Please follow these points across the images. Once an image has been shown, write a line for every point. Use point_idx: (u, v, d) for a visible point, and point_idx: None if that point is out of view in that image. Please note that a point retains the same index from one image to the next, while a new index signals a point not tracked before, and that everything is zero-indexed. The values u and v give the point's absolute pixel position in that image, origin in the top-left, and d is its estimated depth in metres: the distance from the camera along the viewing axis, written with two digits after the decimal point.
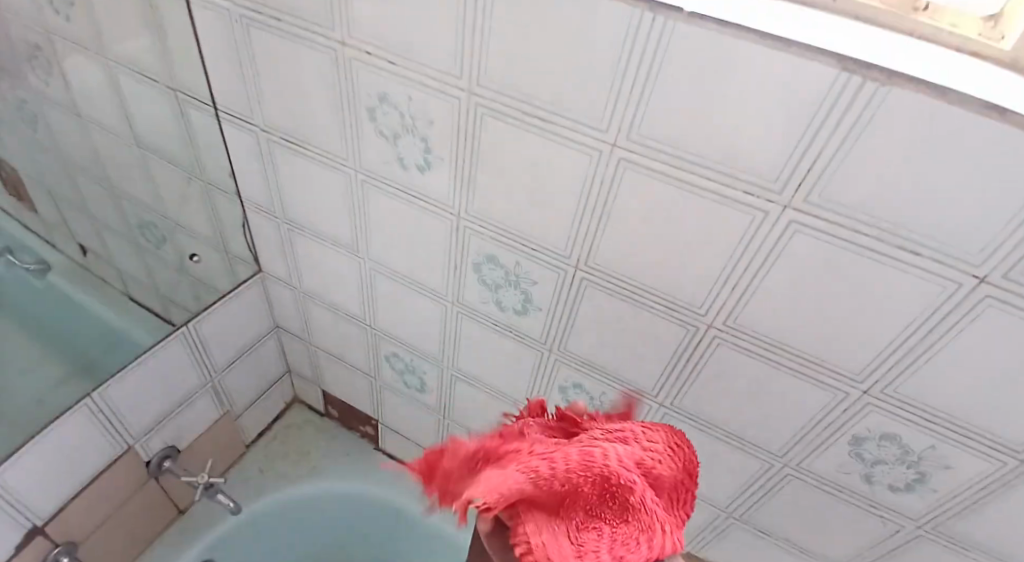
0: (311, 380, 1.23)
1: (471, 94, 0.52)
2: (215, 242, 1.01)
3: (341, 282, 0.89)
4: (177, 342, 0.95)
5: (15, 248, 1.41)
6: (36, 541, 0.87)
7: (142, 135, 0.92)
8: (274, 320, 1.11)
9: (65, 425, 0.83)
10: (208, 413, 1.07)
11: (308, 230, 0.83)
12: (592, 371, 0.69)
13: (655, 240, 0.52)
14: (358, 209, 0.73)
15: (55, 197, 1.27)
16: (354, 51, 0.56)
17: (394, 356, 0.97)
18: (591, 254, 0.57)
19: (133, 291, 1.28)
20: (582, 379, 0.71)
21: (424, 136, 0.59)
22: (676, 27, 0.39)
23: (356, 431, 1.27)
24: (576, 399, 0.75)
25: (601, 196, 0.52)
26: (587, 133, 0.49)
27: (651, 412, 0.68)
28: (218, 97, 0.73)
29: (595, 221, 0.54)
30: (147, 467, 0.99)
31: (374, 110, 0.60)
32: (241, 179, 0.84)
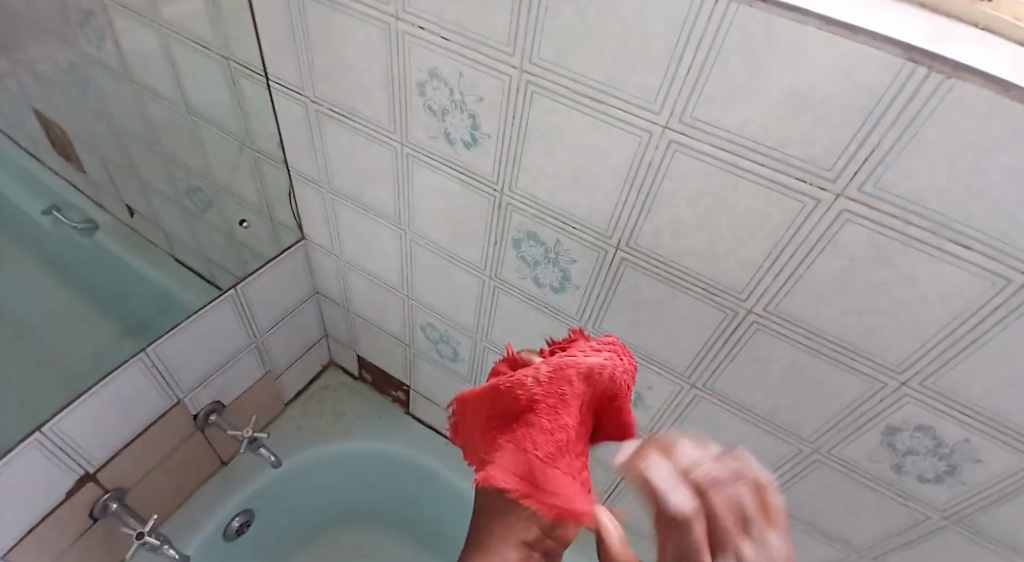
0: (346, 344, 1.27)
1: (523, 72, 0.52)
2: (260, 208, 1.05)
3: (381, 251, 0.91)
4: (225, 304, 0.99)
5: (65, 206, 1.47)
6: (87, 488, 0.90)
7: (193, 102, 0.94)
8: (314, 286, 1.15)
9: (122, 378, 0.88)
10: (250, 373, 1.12)
11: (352, 200, 0.86)
12: None
13: (700, 224, 0.52)
14: (402, 182, 0.75)
15: (105, 160, 1.31)
16: (407, 26, 0.57)
17: (429, 325, 0.99)
18: (633, 234, 0.58)
19: (178, 252, 1.33)
20: None
21: (472, 112, 0.60)
22: (738, 11, 0.39)
23: (387, 395, 1.31)
24: None
25: (649, 179, 0.52)
26: (638, 116, 0.49)
27: (683, 392, 0.70)
28: (269, 68, 0.75)
29: (640, 203, 0.55)
30: (194, 420, 1.04)
31: (423, 85, 0.61)
32: (288, 148, 0.86)
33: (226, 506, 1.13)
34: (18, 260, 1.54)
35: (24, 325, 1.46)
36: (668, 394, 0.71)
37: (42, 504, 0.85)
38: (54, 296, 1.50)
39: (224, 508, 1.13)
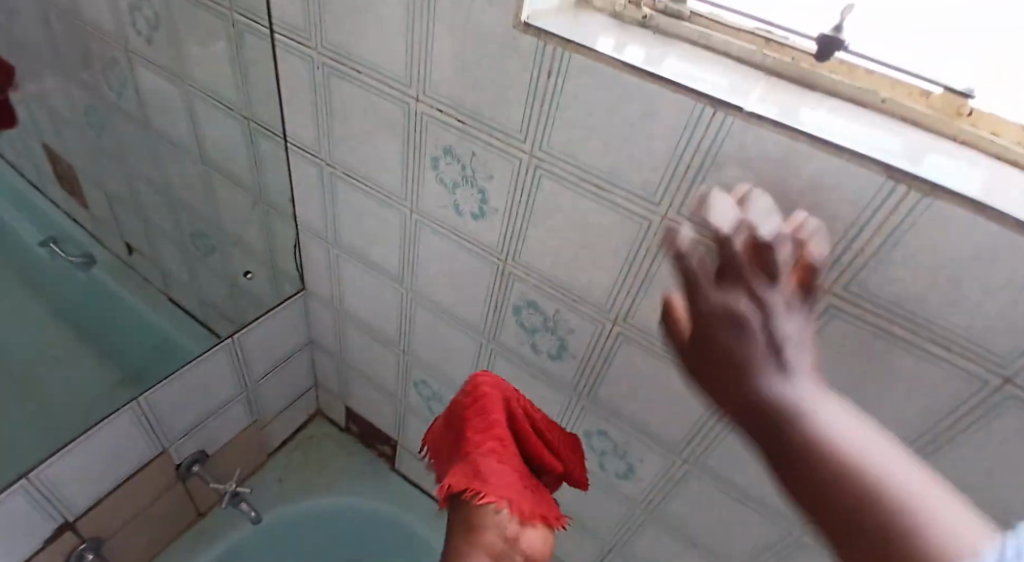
0: (336, 395, 1.27)
1: (532, 157, 0.56)
2: (263, 257, 1.07)
3: (380, 307, 0.93)
4: (221, 352, 0.99)
5: (62, 238, 1.48)
6: (64, 536, 0.89)
7: (209, 154, 0.98)
8: (310, 335, 1.16)
9: (113, 426, 0.86)
10: (238, 421, 1.11)
11: (356, 257, 0.88)
12: (618, 420, 0.72)
13: None
14: (408, 245, 0.78)
15: (110, 198, 1.34)
16: (426, 107, 0.61)
17: (422, 383, 1.00)
18: (631, 312, 0.60)
19: (176, 293, 1.34)
20: (608, 427, 0.74)
21: (482, 187, 0.63)
22: (734, 123, 0.43)
23: (374, 449, 1.30)
24: (600, 445, 0.77)
25: (647, 262, 0.55)
26: (641, 205, 0.52)
27: (674, 467, 0.71)
28: (289, 131, 0.79)
29: (639, 284, 0.57)
30: (177, 469, 1.02)
31: (437, 160, 0.64)
32: (298, 204, 0.89)
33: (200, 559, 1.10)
34: (8, 290, 1.54)
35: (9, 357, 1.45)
36: (659, 468, 0.72)
37: (16, 552, 0.83)
38: (43, 329, 1.50)
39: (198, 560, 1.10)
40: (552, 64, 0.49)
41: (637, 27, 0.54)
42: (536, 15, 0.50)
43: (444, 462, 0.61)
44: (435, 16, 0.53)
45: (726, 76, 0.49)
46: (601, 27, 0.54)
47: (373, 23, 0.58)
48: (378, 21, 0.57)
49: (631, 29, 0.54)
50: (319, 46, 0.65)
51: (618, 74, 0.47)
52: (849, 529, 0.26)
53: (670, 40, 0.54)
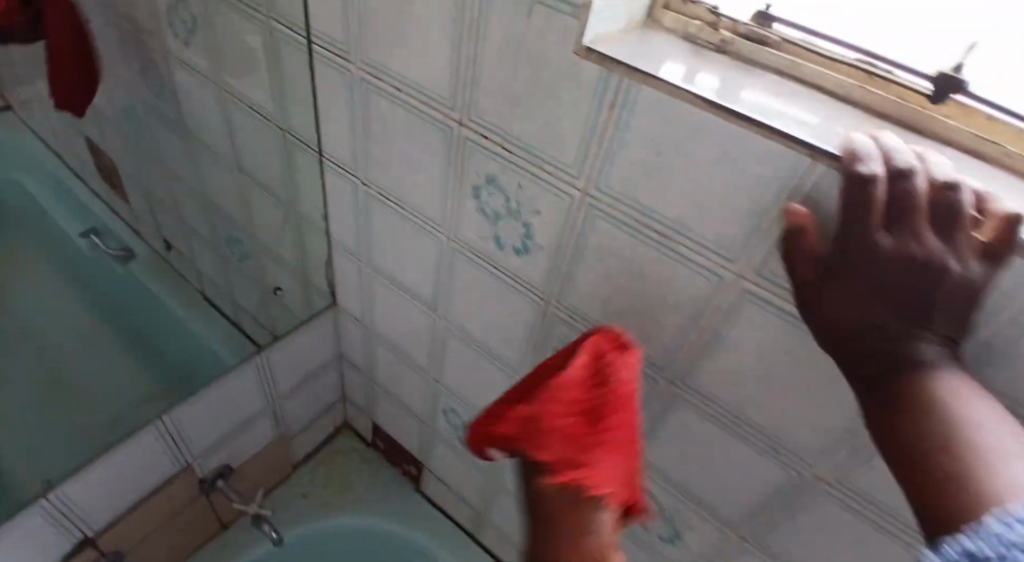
0: (363, 410, 1.23)
1: (585, 195, 0.50)
2: (296, 269, 1.04)
3: (412, 332, 0.89)
4: (248, 369, 0.96)
5: (104, 232, 1.49)
6: (84, 552, 0.87)
7: (245, 164, 0.95)
8: (339, 349, 1.12)
9: (135, 445, 0.84)
10: (263, 436, 1.09)
11: (389, 279, 0.83)
12: (665, 482, 0.65)
13: (770, 381, 0.48)
14: (443, 274, 0.73)
15: (149, 197, 1.33)
16: (470, 131, 0.55)
17: (452, 411, 0.95)
18: (691, 374, 0.53)
19: (211, 293, 1.33)
20: (653, 487, 0.67)
21: (528, 222, 0.57)
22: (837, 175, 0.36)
23: (398, 467, 1.26)
24: None
25: (711, 324, 0.49)
26: (710, 259, 0.45)
27: (726, 538, 0.64)
28: (325, 147, 0.75)
29: (701, 348, 0.51)
30: (200, 484, 1.00)
31: (479, 190, 0.59)
32: (332, 221, 0.85)
33: None
34: (49, 278, 1.54)
35: (44, 342, 1.45)
36: (708, 537, 0.66)
37: None
38: (76, 315, 1.48)
39: None
40: (618, 96, 0.43)
41: (714, 52, 0.48)
42: (601, 38, 0.44)
43: (560, 428, 0.46)
44: (486, 35, 0.47)
45: (821, 116, 0.42)
46: (672, 53, 0.47)
47: (417, 40, 0.53)
48: (422, 37, 0.52)
49: (707, 55, 0.48)
50: (359, 61, 0.60)
51: (696, 112, 0.40)
52: (922, 457, 0.31)
53: (752, 69, 0.47)
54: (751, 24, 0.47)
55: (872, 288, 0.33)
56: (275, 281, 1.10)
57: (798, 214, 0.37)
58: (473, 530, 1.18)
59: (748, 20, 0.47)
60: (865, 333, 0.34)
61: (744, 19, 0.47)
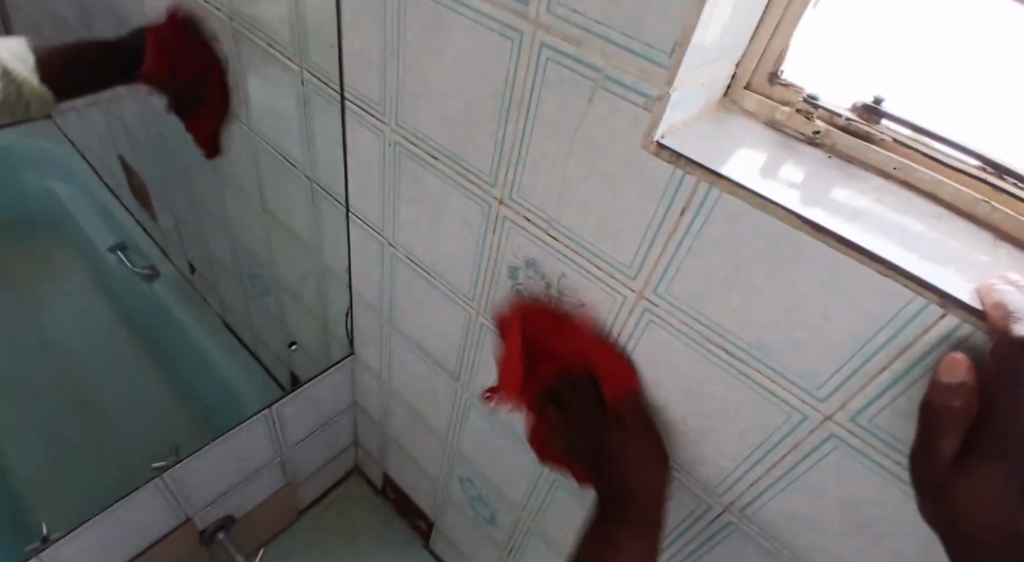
0: (375, 458, 1.17)
1: (640, 296, 0.44)
2: (316, 313, 0.99)
3: (432, 395, 0.83)
4: (257, 423, 0.92)
5: (132, 247, 1.43)
6: None
7: (270, 204, 0.91)
8: (354, 398, 1.07)
9: (133, 502, 0.80)
10: (270, 485, 1.04)
11: (411, 341, 0.78)
12: None
13: (848, 534, 0.43)
14: (469, 349, 0.67)
15: (174, 219, 1.29)
16: (511, 212, 0.49)
17: (469, 481, 0.89)
18: (749, 506, 0.49)
19: (228, 314, 1.25)
20: None
21: (568, 313, 0.51)
22: (962, 328, 0.30)
23: (407, 521, 1.19)
24: None
25: (780, 461, 0.43)
26: (795, 394, 0.40)
27: None
28: (352, 201, 0.70)
29: (766, 484, 0.46)
30: (200, 534, 0.96)
31: (515, 271, 0.53)
32: (355, 274, 0.80)
33: None
34: (70, 284, 1.50)
35: (58, 352, 1.39)
36: None
37: None
38: (95, 328, 1.43)
39: None
40: (689, 202, 0.37)
41: (806, 146, 0.42)
42: (676, 128, 0.38)
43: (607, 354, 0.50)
44: (537, 115, 0.42)
45: (934, 234, 0.35)
46: (754, 142, 0.42)
47: (457, 112, 0.48)
48: (464, 110, 0.47)
49: (797, 148, 0.42)
50: (393, 122, 0.55)
51: (799, 236, 0.34)
52: None
53: (852, 168, 0.41)
54: (854, 116, 0.41)
55: (1006, 463, 0.30)
56: (294, 334, 1.06)
57: (961, 364, 0.30)
58: None
59: (849, 112, 0.41)
60: (997, 509, 0.30)
61: (844, 109, 0.41)
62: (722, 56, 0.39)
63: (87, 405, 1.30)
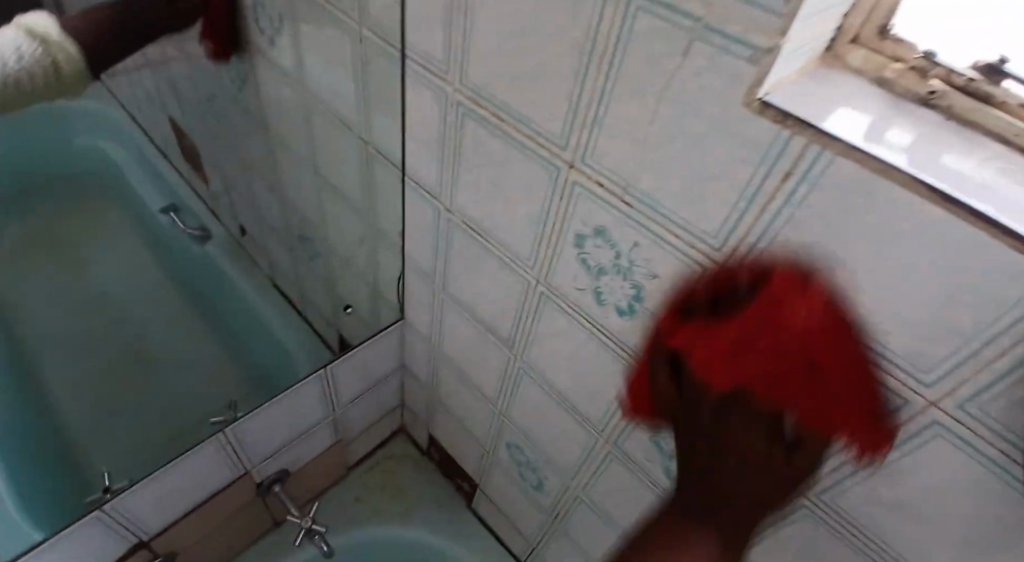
0: (421, 421, 1.19)
1: (724, 268, 0.41)
2: (367, 278, 0.99)
3: (484, 363, 0.82)
4: (312, 383, 0.94)
5: (183, 208, 1.45)
6: (138, 555, 0.86)
7: (323, 167, 0.90)
8: (403, 362, 1.08)
9: (198, 455, 0.83)
10: (322, 442, 1.07)
11: (465, 308, 0.77)
12: None
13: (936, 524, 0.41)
14: (527, 317, 0.66)
15: (225, 181, 1.31)
16: (582, 175, 0.47)
17: (517, 448, 0.89)
18: (827, 489, 0.47)
19: (277, 276, 1.27)
20: None
21: (638, 284, 0.48)
22: None
23: (451, 482, 1.21)
24: None
25: (869, 446, 0.41)
26: (896, 378, 0.37)
27: None
28: (409, 165, 0.68)
29: (850, 468, 0.44)
30: (258, 486, 1.00)
31: (582, 239, 0.51)
32: (409, 239, 0.79)
33: None
34: (128, 244, 1.55)
35: (120, 310, 1.45)
36: None
37: None
38: (153, 287, 1.48)
39: None
40: (792, 169, 0.34)
41: (916, 107, 0.38)
42: (781, 85, 0.34)
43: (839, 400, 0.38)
44: (620, 73, 0.39)
45: None
46: (859, 102, 0.38)
47: (530, 70, 0.45)
48: (538, 66, 0.44)
49: (906, 108, 0.38)
50: (458, 81, 0.53)
51: (924, 206, 0.30)
52: None
53: (969, 134, 0.37)
54: (976, 76, 0.36)
55: None
56: (346, 298, 1.07)
57: None
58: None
59: (970, 70, 0.36)
60: None
61: (965, 66, 0.36)
62: (837, 6, 0.35)
63: (148, 361, 1.36)
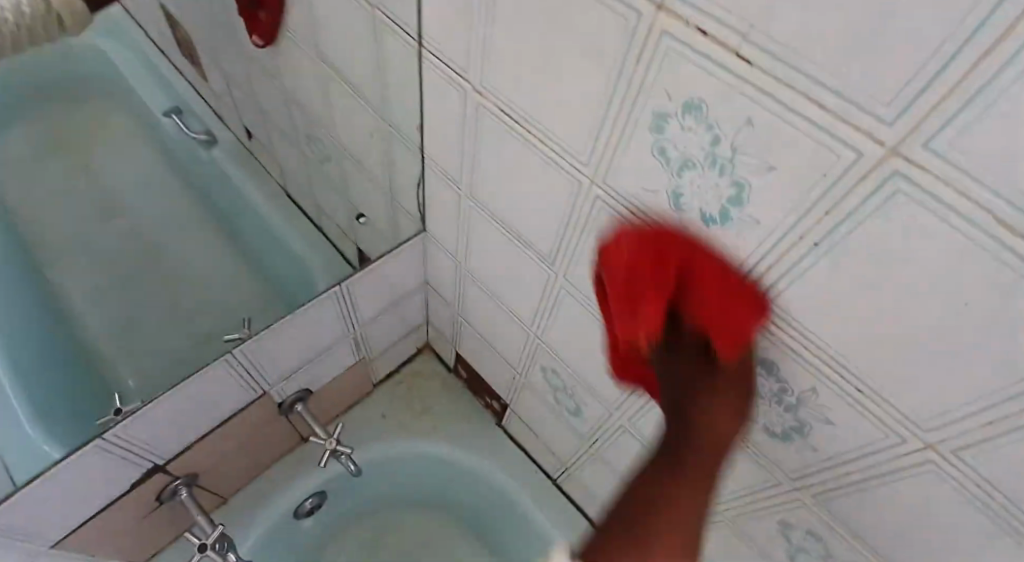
0: (448, 338, 1.11)
1: (886, 153, 0.28)
2: (383, 184, 0.88)
3: (519, 281, 0.72)
4: (327, 301, 0.86)
5: (186, 110, 1.33)
6: (155, 477, 0.84)
7: (325, 49, 0.75)
8: (426, 278, 0.99)
9: (205, 377, 0.78)
10: (344, 361, 1.01)
11: (496, 217, 0.65)
12: (867, 527, 0.51)
13: None
14: (575, 228, 0.54)
15: (223, 75, 1.16)
16: (672, 22, 0.33)
17: (553, 371, 0.82)
18: (966, 446, 0.37)
19: (286, 183, 1.15)
20: (834, 522, 0.54)
21: (740, 180, 0.36)
22: None
23: (480, 399, 1.16)
24: (807, 529, 0.58)
25: None
26: None
27: None
28: (426, 34, 0.54)
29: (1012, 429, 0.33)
30: (279, 407, 0.96)
31: (663, 122, 0.38)
32: (428, 135, 0.66)
33: (301, 487, 1.07)
34: (133, 148, 1.43)
35: (130, 218, 1.38)
36: None
37: (106, 492, 0.79)
38: (160, 195, 1.39)
39: (299, 486, 1.07)
40: None
41: None
42: None
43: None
44: None
45: None
46: None
47: None
48: None
49: None
50: None
51: None
52: None
53: None
54: None
55: None
56: (362, 208, 0.96)
57: None
58: (557, 480, 1.07)
59: None
60: None
61: None
62: None
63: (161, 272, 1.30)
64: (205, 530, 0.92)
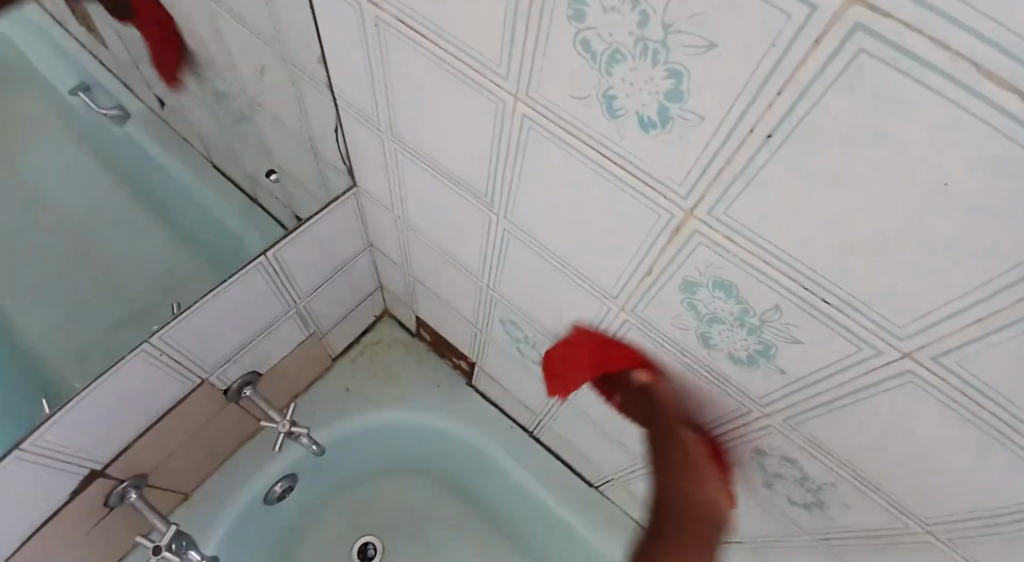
0: (405, 301, 1.05)
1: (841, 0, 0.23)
2: (304, 138, 0.79)
3: (463, 229, 0.65)
4: (256, 274, 0.78)
5: (94, 86, 1.14)
6: (97, 483, 0.78)
7: None
8: (369, 239, 0.92)
9: (129, 371, 0.71)
10: (292, 337, 0.95)
11: (425, 158, 0.58)
12: (842, 445, 0.48)
13: None
14: (508, 161, 0.48)
15: (113, 34, 1.02)
16: None
17: (512, 323, 0.77)
18: (944, 347, 0.33)
19: (204, 150, 1.04)
20: (808, 444, 0.51)
21: (676, 68, 0.30)
22: None
23: (446, 359, 1.11)
24: (783, 453, 0.55)
25: None
26: None
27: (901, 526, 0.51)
28: None
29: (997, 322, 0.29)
30: (225, 394, 0.89)
31: (581, 9, 0.31)
32: (336, 71, 0.58)
33: (267, 473, 1.02)
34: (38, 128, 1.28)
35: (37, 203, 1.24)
36: (871, 511, 0.53)
37: (41, 506, 0.73)
38: (63, 175, 1.24)
39: (263, 471, 1.02)
40: None
41: None
42: None
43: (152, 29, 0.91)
44: None
45: None
46: None
47: None
48: None
49: None
50: None
51: None
52: None
53: None
54: None
55: None
56: (289, 168, 0.87)
57: None
58: (533, 432, 1.04)
59: None
60: None
61: None
62: None
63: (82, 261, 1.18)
64: (161, 531, 0.86)
